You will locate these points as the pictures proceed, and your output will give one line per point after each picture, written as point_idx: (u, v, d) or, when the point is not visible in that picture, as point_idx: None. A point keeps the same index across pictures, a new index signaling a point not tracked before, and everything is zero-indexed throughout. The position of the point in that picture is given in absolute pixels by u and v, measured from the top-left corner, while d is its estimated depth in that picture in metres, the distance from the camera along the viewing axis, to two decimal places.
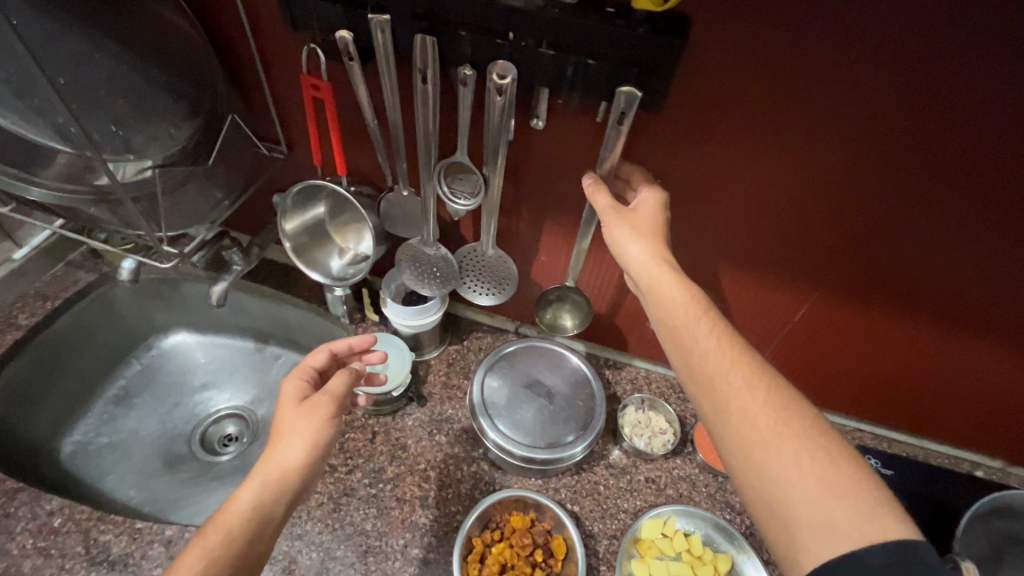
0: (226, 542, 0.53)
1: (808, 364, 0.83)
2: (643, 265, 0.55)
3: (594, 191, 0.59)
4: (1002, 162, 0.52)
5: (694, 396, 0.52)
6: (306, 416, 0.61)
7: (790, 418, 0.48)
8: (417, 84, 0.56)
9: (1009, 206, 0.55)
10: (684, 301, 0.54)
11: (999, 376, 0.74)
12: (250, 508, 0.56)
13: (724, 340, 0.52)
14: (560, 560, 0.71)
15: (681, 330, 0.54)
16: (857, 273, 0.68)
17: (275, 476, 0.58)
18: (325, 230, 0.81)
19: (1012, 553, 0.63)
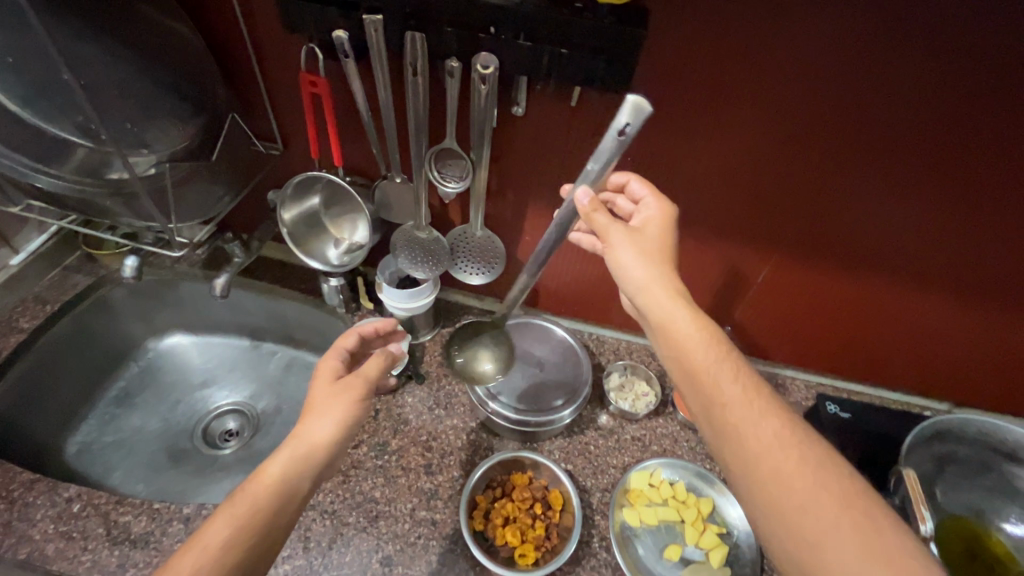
0: (255, 513, 0.55)
1: (775, 323, 0.91)
2: (655, 296, 0.56)
3: (593, 211, 0.58)
4: (918, 122, 0.60)
5: (719, 446, 0.51)
6: (337, 398, 0.64)
7: (828, 485, 0.46)
8: (409, 77, 0.62)
9: (928, 161, 0.63)
10: (703, 341, 0.54)
11: (938, 323, 0.83)
12: (277, 481, 0.58)
13: (752, 393, 0.52)
14: (558, 511, 0.77)
15: (702, 373, 0.53)
16: (809, 234, 0.76)
17: (303, 451, 0.60)
18: (321, 221, 0.86)
19: (951, 471, 0.72)
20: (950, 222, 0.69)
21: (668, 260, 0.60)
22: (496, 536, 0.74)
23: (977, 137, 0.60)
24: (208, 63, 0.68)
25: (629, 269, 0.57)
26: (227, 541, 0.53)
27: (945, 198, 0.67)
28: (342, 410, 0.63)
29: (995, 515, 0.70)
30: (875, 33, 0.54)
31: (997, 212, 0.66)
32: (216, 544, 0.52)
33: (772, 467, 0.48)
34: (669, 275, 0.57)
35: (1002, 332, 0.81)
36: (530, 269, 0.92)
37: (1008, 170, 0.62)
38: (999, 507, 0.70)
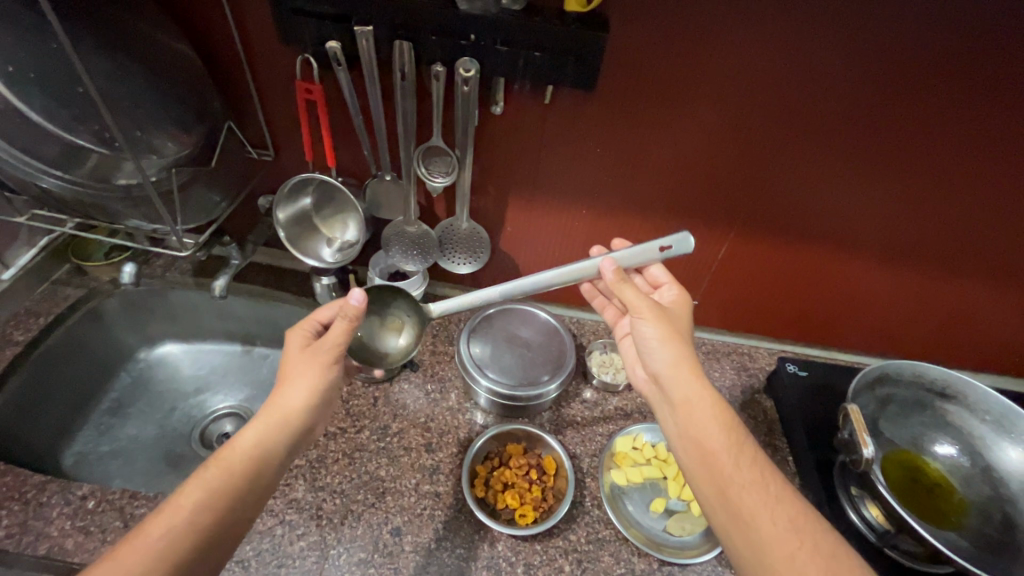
0: (225, 478, 0.58)
1: (738, 296, 1.01)
2: (678, 380, 0.66)
3: (620, 283, 0.70)
4: (840, 109, 0.71)
5: (726, 524, 0.58)
6: (309, 369, 0.67)
7: (835, 571, 0.52)
8: (399, 81, 0.68)
9: (851, 142, 0.74)
10: (723, 429, 0.63)
11: (876, 286, 0.94)
12: (249, 448, 0.61)
13: (765, 472, 0.60)
14: (552, 475, 0.83)
15: (717, 455, 0.61)
16: (760, 214, 0.86)
17: (278, 419, 0.64)
18: (313, 221, 0.91)
19: (892, 411, 0.82)
20: (875, 195, 0.80)
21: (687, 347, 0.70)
22: (497, 500, 0.80)
23: (892, 120, 0.71)
24: (206, 75, 0.74)
25: (658, 354, 0.68)
26: (201, 503, 0.56)
27: (869, 173, 0.77)
28: (311, 376, 0.66)
29: (932, 445, 0.80)
30: (803, 32, 0.64)
31: (916, 186, 0.77)
32: (186, 509, 0.55)
33: (777, 544, 0.54)
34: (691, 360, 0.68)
35: (929, 291, 0.93)
36: (513, 259, 0.99)
37: (920, 146, 0.73)
38: (936, 438, 0.80)
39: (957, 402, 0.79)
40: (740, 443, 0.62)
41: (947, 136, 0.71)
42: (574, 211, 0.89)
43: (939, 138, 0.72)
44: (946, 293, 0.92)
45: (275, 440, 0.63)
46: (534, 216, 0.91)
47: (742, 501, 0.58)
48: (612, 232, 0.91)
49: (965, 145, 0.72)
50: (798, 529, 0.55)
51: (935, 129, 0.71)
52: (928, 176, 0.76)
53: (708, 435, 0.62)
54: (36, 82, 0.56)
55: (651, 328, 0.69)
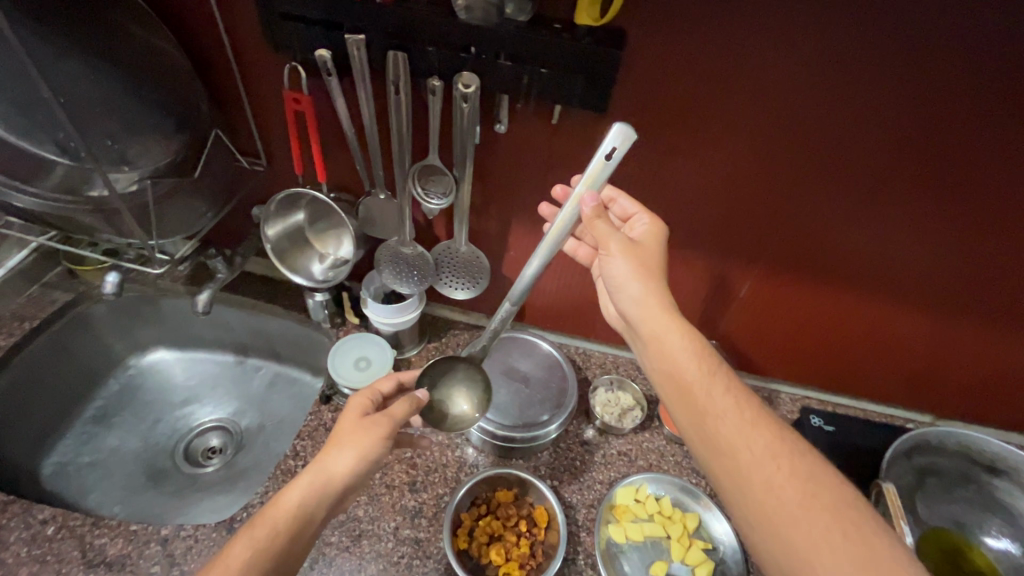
0: (273, 535, 0.55)
1: (759, 337, 0.92)
2: (651, 315, 0.58)
3: (594, 218, 0.60)
4: (882, 136, 0.62)
5: (708, 461, 0.54)
6: (363, 435, 0.61)
7: (819, 493, 0.49)
8: (392, 95, 0.62)
9: (895, 174, 0.65)
10: (695, 357, 0.57)
11: (917, 334, 0.84)
12: (293, 509, 0.57)
13: (739, 399, 0.55)
14: (544, 528, 0.76)
15: (693, 388, 0.56)
16: (786, 249, 0.77)
17: (322, 481, 0.59)
18: (305, 237, 0.85)
19: (930, 484, 0.73)
20: (920, 234, 0.70)
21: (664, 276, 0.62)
22: (481, 554, 0.73)
23: (946, 150, 0.62)
24: (192, 81, 0.69)
25: (628, 286, 0.60)
26: (247, 562, 0.53)
27: (915, 209, 0.68)
28: (363, 444, 0.61)
29: (973, 527, 0.71)
30: (851, 52, 0.56)
31: (968, 224, 0.68)
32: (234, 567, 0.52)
33: (755, 471, 0.51)
34: (664, 288, 0.60)
35: (977, 344, 0.83)
36: (515, 284, 0.92)
37: (978, 184, 0.64)
38: (979, 521, 0.71)
39: (1007, 479, 0.69)
40: (714, 373, 0.56)
41: (1010, 175, 0.62)
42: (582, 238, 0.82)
43: (1000, 171, 0.62)
44: (994, 348, 0.83)
45: (317, 502, 0.58)
46: (539, 242, 0.84)
47: (717, 433, 0.54)
48: None
49: None
50: (774, 450, 0.52)
51: (998, 163, 0.61)
52: (986, 215, 0.67)
53: (682, 372, 0.57)
54: None
55: (623, 264, 0.61)
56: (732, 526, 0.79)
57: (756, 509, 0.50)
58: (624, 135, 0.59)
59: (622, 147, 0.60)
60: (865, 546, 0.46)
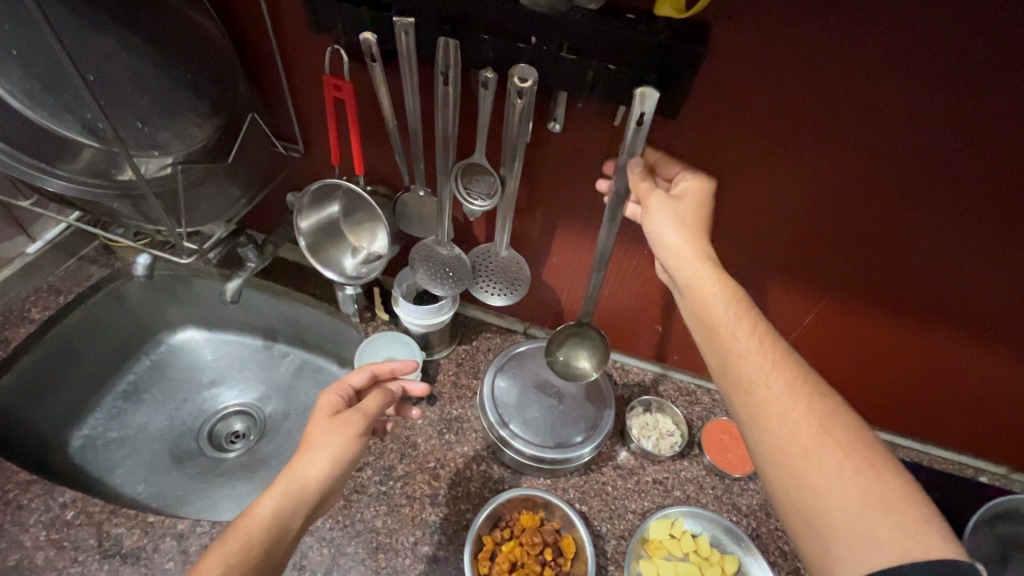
0: (246, 552, 0.51)
1: (824, 368, 0.83)
2: (687, 259, 0.56)
3: (639, 178, 0.58)
4: (1005, 162, 0.52)
5: (730, 398, 0.53)
6: (331, 436, 0.59)
7: (834, 431, 0.48)
8: (439, 87, 0.57)
9: (1014, 205, 0.55)
10: (724, 299, 0.55)
11: (1008, 382, 0.74)
12: (269, 520, 0.54)
13: (765, 343, 0.53)
14: (570, 559, 0.72)
15: (720, 329, 0.55)
16: (865, 276, 0.68)
17: (297, 487, 0.56)
18: (339, 229, 0.81)
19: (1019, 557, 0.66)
20: None
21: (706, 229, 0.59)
22: None
23: None
24: (229, 61, 0.65)
25: (661, 226, 0.58)
26: None
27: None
28: (337, 445, 0.59)
29: None
30: (996, 66, 0.47)
31: None
32: None
33: (772, 409, 0.50)
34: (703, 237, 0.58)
35: None
36: (556, 292, 0.86)
37: None
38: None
39: None
40: (742, 315, 0.54)
41: None
42: (634, 250, 0.76)
43: None
44: None
45: (293, 511, 0.55)
46: (585, 251, 0.78)
47: (738, 372, 0.53)
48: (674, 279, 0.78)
49: None
50: (791, 389, 0.50)
51: None
52: None
53: (711, 313, 0.55)
54: (17, 61, 0.50)
55: (662, 210, 0.57)
56: None
57: (771, 448, 0.49)
58: (648, 98, 0.51)
59: (650, 110, 0.53)
60: (877, 480, 0.45)
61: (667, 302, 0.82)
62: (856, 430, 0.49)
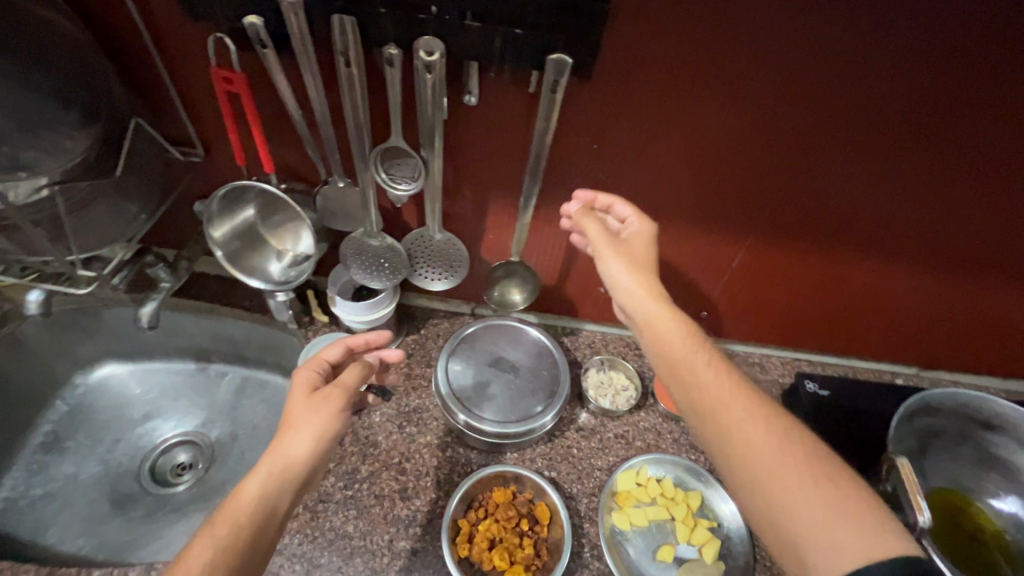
0: (234, 535, 0.50)
1: (755, 305, 0.88)
2: (642, 300, 0.61)
3: (585, 219, 0.66)
4: (883, 87, 0.57)
5: (699, 430, 0.55)
6: (312, 417, 0.57)
7: (793, 448, 0.50)
8: (341, 68, 0.53)
9: (895, 127, 0.60)
10: (680, 334, 0.59)
11: (910, 292, 0.81)
12: (255, 501, 0.52)
13: (722, 375, 0.56)
14: (546, 525, 0.73)
15: (680, 363, 0.58)
16: (779, 212, 0.72)
17: (283, 468, 0.54)
18: (258, 233, 0.76)
19: (934, 446, 0.72)
20: (917, 190, 0.66)
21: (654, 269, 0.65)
22: (483, 560, 0.69)
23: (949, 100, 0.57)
24: (97, 60, 0.58)
25: (616, 271, 0.63)
26: (209, 565, 0.48)
27: (912, 164, 0.63)
28: (320, 424, 0.56)
29: (979, 491, 0.70)
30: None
31: (965, 175, 0.64)
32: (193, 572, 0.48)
33: (737, 431, 0.52)
34: (654, 278, 0.63)
35: (975, 298, 0.81)
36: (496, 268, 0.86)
37: (977, 134, 0.60)
38: (989, 486, 0.70)
39: (1005, 435, 0.69)
40: (699, 351, 0.58)
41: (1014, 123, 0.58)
42: (567, 216, 0.76)
43: (1001, 120, 0.58)
44: (993, 302, 0.81)
45: (279, 492, 0.54)
46: (519, 224, 0.77)
47: (701, 402, 0.55)
48: None
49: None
50: (752, 413, 0.53)
51: (999, 110, 0.57)
52: (981, 165, 0.63)
53: (670, 349, 0.59)
54: None
55: (614, 256, 0.64)
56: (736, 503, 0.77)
57: (746, 470, 0.50)
58: (561, 64, 0.52)
59: (564, 78, 0.54)
60: (839, 490, 0.47)
61: None
62: (815, 446, 0.51)
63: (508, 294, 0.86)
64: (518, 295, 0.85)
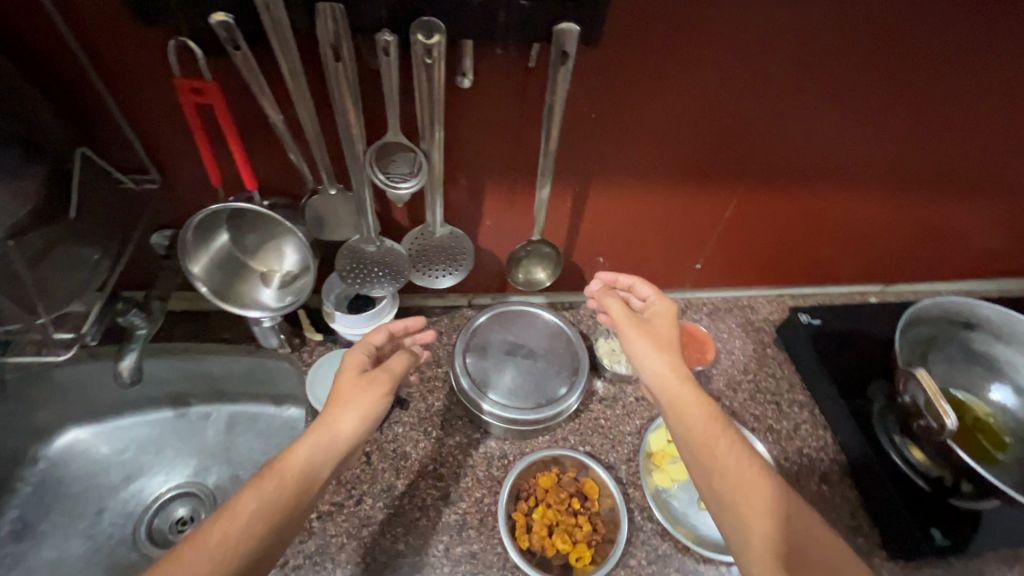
0: (279, 493, 0.55)
1: (741, 252, 0.92)
2: (667, 385, 0.62)
3: (608, 300, 0.67)
4: (852, 23, 0.59)
5: (720, 519, 0.57)
6: (360, 398, 0.61)
7: (804, 552, 0.53)
8: (329, 62, 0.48)
9: (864, 62, 0.63)
10: (706, 421, 0.60)
11: (877, 216, 0.87)
12: (301, 466, 0.57)
13: (744, 460, 0.58)
14: (596, 499, 0.73)
15: (706, 449, 0.59)
16: (762, 160, 0.75)
17: (328, 439, 0.59)
18: (240, 259, 0.70)
19: (931, 355, 0.79)
20: (884, 120, 0.71)
21: (676, 348, 0.65)
22: (545, 547, 0.69)
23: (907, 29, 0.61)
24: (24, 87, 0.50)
25: (641, 354, 0.64)
26: (253, 513, 0.54)
27: (879, 95, 0.67)
28: (365, 404, 0.60)
29: (978, 390, 0.76)
30: None
31: (925, 100, 0.69)
32: (244, 514, 0.53)
33: (752, 525, 0.54)
34: (678, 362, 0.64)
35: (933, 214, 0.88)
36: (495, 254, 0.83)
37: (933, 59, 0.64)
38: (981, 382, 0.77)
39: (981, 330, 0.77)
40: (724, 436, 0.59)
41: (965, 46, 0.63)
42: (564, 191, 0.75)
43: (950, 44, 0.63)
44: (948, 215, 0.88)
45: (325, 459, 0.58)
46: (518, 206, 0.75)
47: (721, 488, 0.57)
48: (607, 209, 0.79)
49: (979, 47, 0.63)
50: (765, 507, 0.55)
51: (950, 34, 0.62)
52: (936, 88, 0.68)
53: (695, 435, 0.59)
54: None
55: (639, 338, 0.65)
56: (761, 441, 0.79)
57: (754, 565, 0.53)
58: (572, 35, 0.50)
59: (573, 48, 0.51)
60: None
61: (602, 232, 0.83)
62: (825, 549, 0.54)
63: (532, 273, 0.82)
64: (543, 275, 0.82)
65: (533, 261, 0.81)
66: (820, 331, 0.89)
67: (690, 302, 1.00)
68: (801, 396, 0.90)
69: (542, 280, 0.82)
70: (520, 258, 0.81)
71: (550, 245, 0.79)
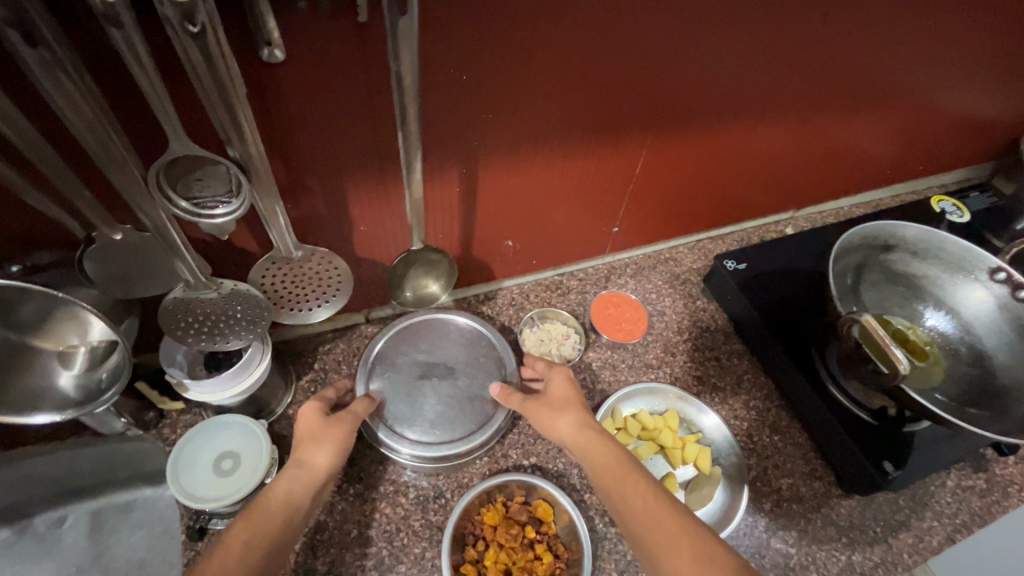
0: (266, 528, 0.47)
1: (657, 205, 0.84)
2: (577, 445, 0.56)
3: (506, 393, 0.65)
4: None
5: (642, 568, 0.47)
6: (331, 430, 0.57)
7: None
8: (23, 51, 0.31)
9: None
10: (608, 463, 0.53)
11: (785, 145, 0.82)
12: (284, 499, 0.50)
13: (648, 491, 0.50)
14: (552, 521, 0.65)
15: (612, 493, 0.51)
16: (666, 106, 0.65)
17: (306, 472, 0.53)
18: (11, 341, 0.50)
19: (864, 282, 0.76)
20: (787, 43, 0.63)
21: (585, 408, 0.61)
22: None
23: None
24: None
25: (551, 424, 0.60)
26: (240, 557, 0.45)
27: (781, 15, 0.59)
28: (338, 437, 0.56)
29: (914, 318, 0.74)
30: None
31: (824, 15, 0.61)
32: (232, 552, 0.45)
33: (666, 568, 0.45)
34: (582, 415, 0.59)
35: (835, 134, 0.84)
36: (383, 262, 0.69)
37: None
38: (915, 308, 0.75)
39: (900, 250, 0.75)
40: (630, 475, 0.51)
41: None
42: (449, 175, 0.61)
43: None
44: (847, 133, 0.85)
45: (305, 491, 0.52)
46: (396, 203, 0.60)
47: (634, 532, 0.48)
48: (504, 186, 0.67)
49: None
50: (674, 542, 0.45)
51: None
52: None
53: (600, 477, 0.53)
54: None
55: (537, 411, 0.61)
56: (706, 406, 0.76)
57: None
58: None
59: None
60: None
61: (504, 213, 0.71)
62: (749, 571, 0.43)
63: (422, 287, 0.69)
64: (435, 287, 0.69)
65: (419, 273, 0.68)
66: (748, 276, 0.85)
67: (613, 266, 0.92)
68: (738, 345, 0.86)
69: (436, 293, 0.70)
70: (405, 273, 0.67)
71: (437, 251, 0.66)
